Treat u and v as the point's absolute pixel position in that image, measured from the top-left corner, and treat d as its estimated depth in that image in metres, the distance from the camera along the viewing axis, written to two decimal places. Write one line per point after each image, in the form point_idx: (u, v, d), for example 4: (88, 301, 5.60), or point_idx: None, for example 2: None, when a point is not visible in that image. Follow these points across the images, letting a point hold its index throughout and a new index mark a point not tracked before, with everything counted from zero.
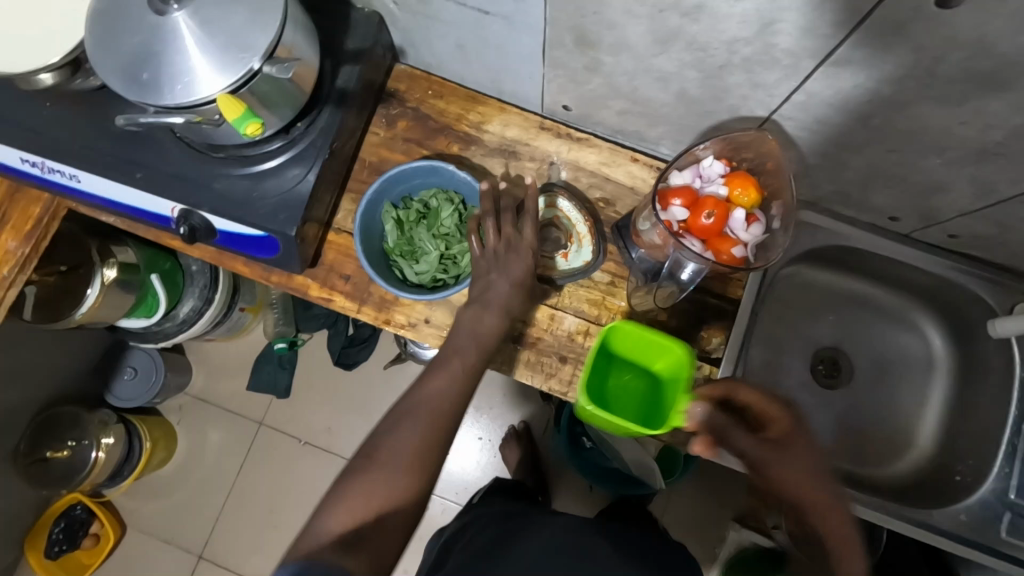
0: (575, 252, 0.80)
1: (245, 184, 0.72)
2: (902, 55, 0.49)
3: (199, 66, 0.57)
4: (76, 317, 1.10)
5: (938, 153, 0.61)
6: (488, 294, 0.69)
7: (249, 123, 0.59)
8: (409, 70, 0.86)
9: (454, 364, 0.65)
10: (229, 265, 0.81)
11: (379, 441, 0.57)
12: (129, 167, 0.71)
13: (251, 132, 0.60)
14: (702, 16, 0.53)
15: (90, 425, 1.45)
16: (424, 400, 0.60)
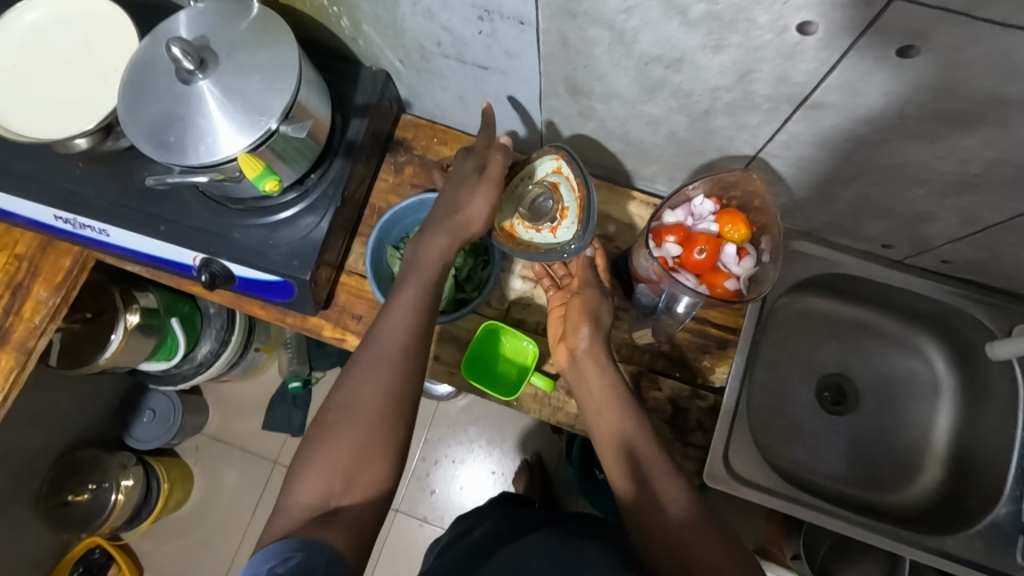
0: (564, 229, 0.76)
1: (261, 233, 0.76)
2: (873, 99, 0.52)
3: (223, 129, 0.61)
4: (99, 363, 1.14)
5: (922, 186, 0.62)
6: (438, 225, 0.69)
7: (267, 179, 0.66)
8: (414, 119, 0.91)
9: (410, 286, 0.66)
10: (247, 308, 0.84)
11: (331, 401, 0.60)
12: (154, 221, 0.76)
13: (269, 187, 0.67)
14: (684, 68, 0.56)
15: (110, 468, 1.48)
16: (371, 343, 0.63)
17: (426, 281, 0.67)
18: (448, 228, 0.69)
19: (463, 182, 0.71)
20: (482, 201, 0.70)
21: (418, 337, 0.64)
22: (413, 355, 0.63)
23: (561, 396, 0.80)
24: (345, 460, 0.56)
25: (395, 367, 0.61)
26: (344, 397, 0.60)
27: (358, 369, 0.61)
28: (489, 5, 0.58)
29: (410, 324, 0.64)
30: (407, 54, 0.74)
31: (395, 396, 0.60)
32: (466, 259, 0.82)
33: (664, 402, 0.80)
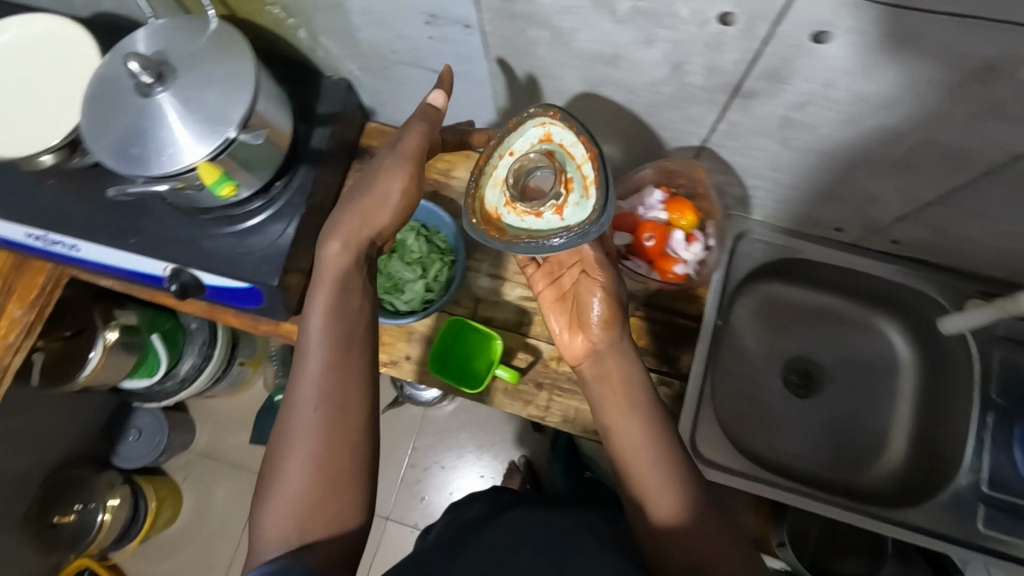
0: (574, 205, 0.58)
1: (230, 242, 0.78)
2: (799, 85, 0.54)
3: (183, 139, 0.63)
4: (80, 379, 1.16)
5: (860, 167, 0.65)
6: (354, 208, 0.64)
7: (224, 185, 0.67)
8: (380, 126, 0.93)
9: (329, 290, 0.63)
10: (220, 318, 0.86)
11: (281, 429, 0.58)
12: (123, 234, 0.77)
13: (226, 193, 0.68)
14: (623, 63, 0.59)
15: (97, 487, 1.49)
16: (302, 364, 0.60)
17: (330, 300, 0.62)
18: (350, 238, 0.64)
19: (381, 164, 0.65)
20: (395, 183, 0.65)
21: (344, 343, 0.61)
22: (339, 379, 0.59)
23: (531, 389, 0.83)
24: (301, 489, 0.55)
25: (321, 399, 0.58)
26: (292, 421, 0.58)
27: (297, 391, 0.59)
28: (434, 11, 0.61)
29: (326, 349, 0.60)
30: (365, 63, 0.77)
31: (330, 431, 0.57)
32: (433, 258, 0.84)
33: None
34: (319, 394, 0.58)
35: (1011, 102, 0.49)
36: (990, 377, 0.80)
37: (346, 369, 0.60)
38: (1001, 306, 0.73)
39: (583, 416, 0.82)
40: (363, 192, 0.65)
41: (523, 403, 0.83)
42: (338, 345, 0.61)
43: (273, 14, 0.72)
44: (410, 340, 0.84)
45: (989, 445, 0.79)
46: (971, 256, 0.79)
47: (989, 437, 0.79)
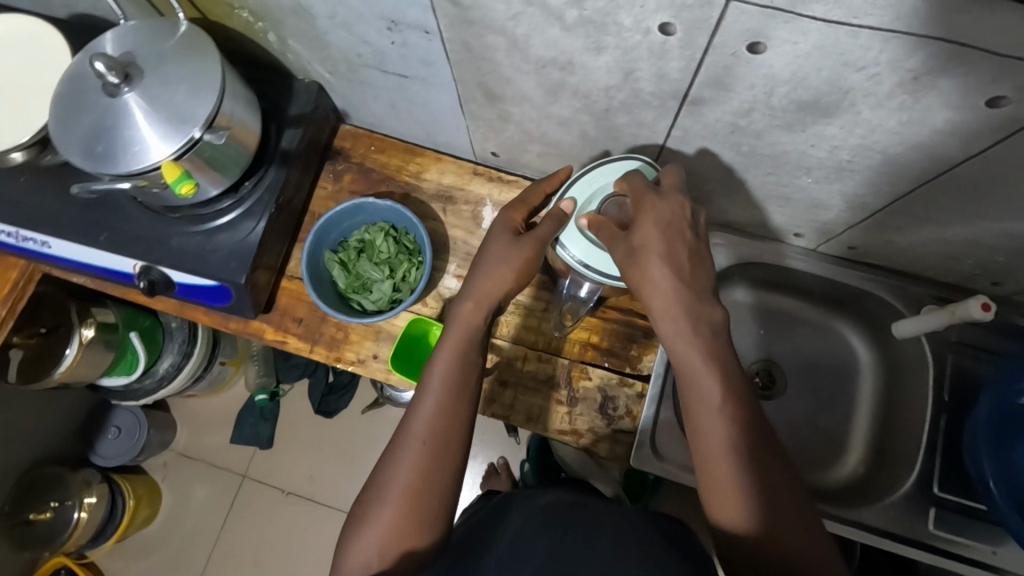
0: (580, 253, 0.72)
1: (199, 239, 0.79)
2: (742, 93, 0.56)
3: (147, 137, 0.65)
4: (55, 376, 1.16)
5: (810, 174, 0.67)
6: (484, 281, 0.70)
7: (183, 184, 0.68)
8: (353, 129, 0.95)
9: (451, 344, 0.68)
10: (191, 315, 0.86)
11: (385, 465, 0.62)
12: (93, 231, 0.78)
13: (185, 192, 0.69)
14: (575, 70, 0.61)
15: (73, 485, 1.47)
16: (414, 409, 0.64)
17: (455, 346, 0.68)
18: (481, 293, 0.70)
19: (502, 240, 0.72)
20: (520, 257, 0.70)
21: (459, 392, 0.65)
22: (446, 424, 0.63)
23: (496, 388, 0.84)
24: (390, 523, 0.58)
25: (432, 437, 0.62)
26: (394, 459, 0.61)
27: (402, 432, 0.63)
28: (394, 16, 0.62)
29: (445, 390, 0.65)
30: (334, 66, 0.78)
31: (426, 471, 0.60)
32: (401, 260, 0.86)
33: (594, 390, 0.84)
34: (426, 439, 0.62)
35: (939, 112, 0.51)
36: (943, 380, 0.82)
37: (456, 420, 0.64)
38: (953, 310, 0.76)
39: (547, 415, 0.83)
40: (493, 261, 0.71)
41: (495, 403, 0.84)
42: (453, 387, 0.65)
43: (243, 18, 0.74)
44: (377, 339, 0.86)
45: (941, 447, 0.81)
46: (924, 262, 0.81)
47: (940, 440, 0.81)
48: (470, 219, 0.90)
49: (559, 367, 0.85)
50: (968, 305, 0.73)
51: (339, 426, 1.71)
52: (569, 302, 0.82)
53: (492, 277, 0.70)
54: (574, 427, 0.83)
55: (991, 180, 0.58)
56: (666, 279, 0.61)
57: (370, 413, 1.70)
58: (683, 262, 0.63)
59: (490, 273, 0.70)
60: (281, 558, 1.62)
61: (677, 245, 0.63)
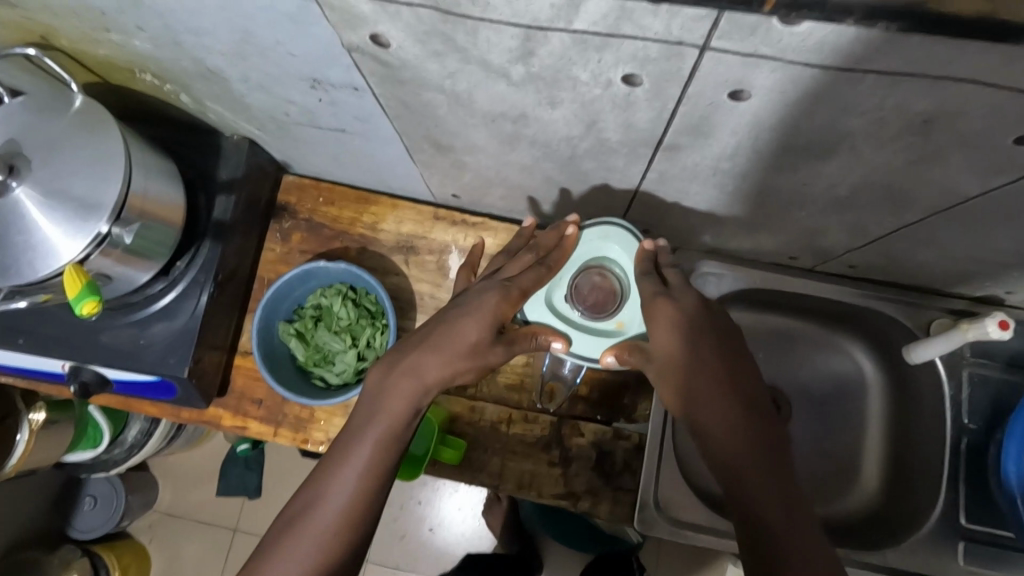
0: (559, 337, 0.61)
1: (130, 332, 0.71)
2: (724, 138, 0.48)
3: (47, 240, 0.56)
4: (9, 468, 1.07)
5: (804, 207, 0.59)
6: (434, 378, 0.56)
7: (86, 302, 0.57)
8: (297, 180, 0.86)
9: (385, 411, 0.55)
10: (137, 408, 0.78)
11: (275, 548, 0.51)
12: (10, 335, 0.70)
13: (89, 311, 0.58)
14: (530, 122, 0.53)
15: (52, 566, 1.40)
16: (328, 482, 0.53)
17: (384, 426, 0.55)
18: (425, 372, 0.56)
19: (483, 317, 0.57)
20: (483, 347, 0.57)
21: (382, 475, 0.54)
22: (361, 509, 0.52)
23: (481, 457, 0.77)
24: None
25: (335, 532, 0.51)
26: (286, 545, 0.51)
27: (305, 511, 0.52)
28: (315, 76, 0.54)
29: (362, 473, 0.53)
30: (261, 124, 0.69)
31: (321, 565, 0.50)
32: (364, 324, 0.78)
33: (587, 448, 0.77)
34: (333, 524, 0.51)
35: (954, 151, 0.44)
36: (961, 401, 0.76)
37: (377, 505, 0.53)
38: (966, 330, 0.69)
39: (538, 481, 0.76)
40: (456, 327, 0.57)
41: (477, 474, 0.77)
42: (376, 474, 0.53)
43: (148, 82, 0.65)
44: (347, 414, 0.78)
45: (964, 473, 0.75)
46: (932, 277, 0.74)
47: (963, 466, 0.75)
48: (434, 270, 0.82)
49: (546, 426, 0.78)
50: (983, 324, 0.67)
51: None
52: (550, 374, 0.77)
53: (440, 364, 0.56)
54: (567, 492, 0.76)
55: (1012, 208, 0.51)
56: (690, 370, 0.56)
57: None
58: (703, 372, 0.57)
59: (456, 340, 0.56)
60: None
61: (704, 341, 0.57)
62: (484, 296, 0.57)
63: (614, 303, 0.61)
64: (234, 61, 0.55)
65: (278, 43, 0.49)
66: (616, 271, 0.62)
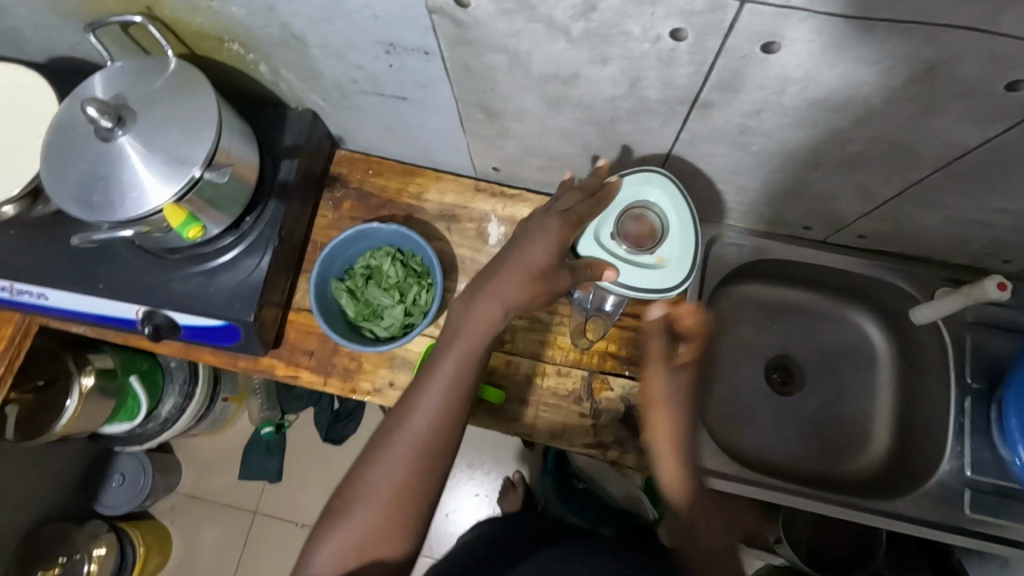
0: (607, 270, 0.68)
1: (200, 280, 0.77)
2: (752, 93, 0.55)
3: (147, 181, 0.63)
4: (57, 429, 1.13)
5: (820, 168, 0.66)
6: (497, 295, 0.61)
7: (191, 228, 0.69)
8: (348, 154, 0.93)
9: (470, 329, 0.61)
10: (197, 356, 0.84)
11: (378, 446, 0.58)
12: (92, 280, 0.76)
13: (194, 235, 0.69)
14: (580, 82, 0.60)
15: (80, 539, 1.43)
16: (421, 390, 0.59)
17: (456, 363, 0.60)
18: (506, 295, 0.61)
19: (546, 241, 0.63)
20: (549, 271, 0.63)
21: (466, 387, 0.60)
22: (450, 417, 0.59)
23: (516, 407, 0.83)
24: (376, 513, 0.55)
25: (427, 441, 0.58)
26: (387, 445, 0.58)
27: (401, 417, 0.58)
28: (392, 40, 0.61)
29: (449, 390, 0.59)
30: (328, 94, 0.77)
31: (418, 462, 0.57)
32: (411, 282, 0.84)
33: (616, 401, 0.83)
34: (429, 427, 0.58)
35: (953, 100, 0.51)
36: (963, 361, 0.81)
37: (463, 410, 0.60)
38: (968, 292, 0.76)
39: (570, 431, 0.82)
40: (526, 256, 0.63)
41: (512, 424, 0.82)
42: (461, 384, 0.60)
43: (233, 51, 0.73)
44: (392, 365, 0.84)
45: (969, 430, 0.80)
46: (934, 246, 0.81)
47: (968, 422, 0.80)
48: (475, 237, 0.89)
49: (578, 380, 0.84)
50: (983, 286, 0.73)
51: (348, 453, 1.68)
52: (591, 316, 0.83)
53: (511, 284, 0.61)
54: (598, 442, 0.81)
55: (1006, 161, 0.58)
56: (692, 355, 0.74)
57: None
58: (654, 385, 0.67)
59: (527, 260, 0.62)
60: None
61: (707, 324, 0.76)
62: (546, 225, 0.64)
63: (654, 237, 0.69)
64: (320, 26, 0.62)
65: (367, 6, 0.56)
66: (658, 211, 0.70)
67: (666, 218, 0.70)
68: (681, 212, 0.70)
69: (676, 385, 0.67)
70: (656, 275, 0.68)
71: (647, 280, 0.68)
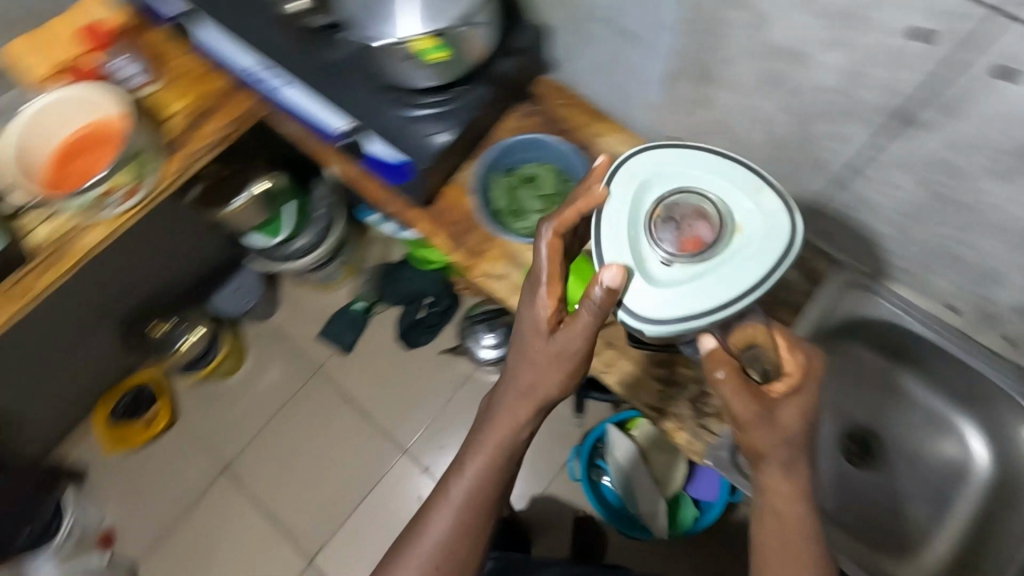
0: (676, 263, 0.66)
1: (401, 121, 0.90)
2: (967, 124, 0.59)
3: (408, 18, 0.78)
4: (229, 209, 1.37)
5: (995, 234, 0.69)
6: (515, 393, 0.74)
7: (434, 53, 0.81)
8: (550, 80, 1.02)
9: (494, 429, 0.74)
10: (365, 185, 0.99)
11: (419, 525, 0.73)
12: (325, 87, 0.92)
13: (434, 61, 0.82)
14: (804, 63, 0.64)
15: (189, 315, 1.70)
16: (454, 484, 0.73)
17: (474, 473, 0.73)
18: (522, 393, 0.74)
19: (533, 333, 0.74)
20: (555, 366, 0.73)
21: (484, 487, 0.72)
22: (470, 513, 0.72)
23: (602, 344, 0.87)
24: None
25: (449, 533, 0.71)
26: (425, 528, 0.72)
27: (435, 509, 0.73)
28: None
29: (472, 485, 0.72)
30: (569, 13, 0.87)
31: (441, 550, 0.71)
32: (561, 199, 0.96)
33: (693, 381, 0.86)
34: (455, 519, 0.72)
35: None
36: None
37: (488, 501, 0.73)
38: None
39: (640, 387, 0.86)
40: (528, 367, 0.74)
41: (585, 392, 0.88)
42: (479, 477, 0.72)
43: None
44: (511, 262, 0.93)
45: None
46: None
47: None
48: None
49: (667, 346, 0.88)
50: None
51: (411, 359, 1.80)
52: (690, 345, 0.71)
53: (523, 370, 0.74)
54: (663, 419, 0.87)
55: None
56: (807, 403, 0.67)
57: (444, 357, 1.80)
58: (761, 436, 0.65)
59: (532, 355, 0.74)
60: (325, 458, 1.74)
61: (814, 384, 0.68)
62: (530, 312, 0.74)
63: (710, 219, 0.66)
64: None
65: None
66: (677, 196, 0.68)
67: (700, 195, 0.67)
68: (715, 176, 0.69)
69: (777, 419, 0.65)
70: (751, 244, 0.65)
71: (754, 264, 0.64)
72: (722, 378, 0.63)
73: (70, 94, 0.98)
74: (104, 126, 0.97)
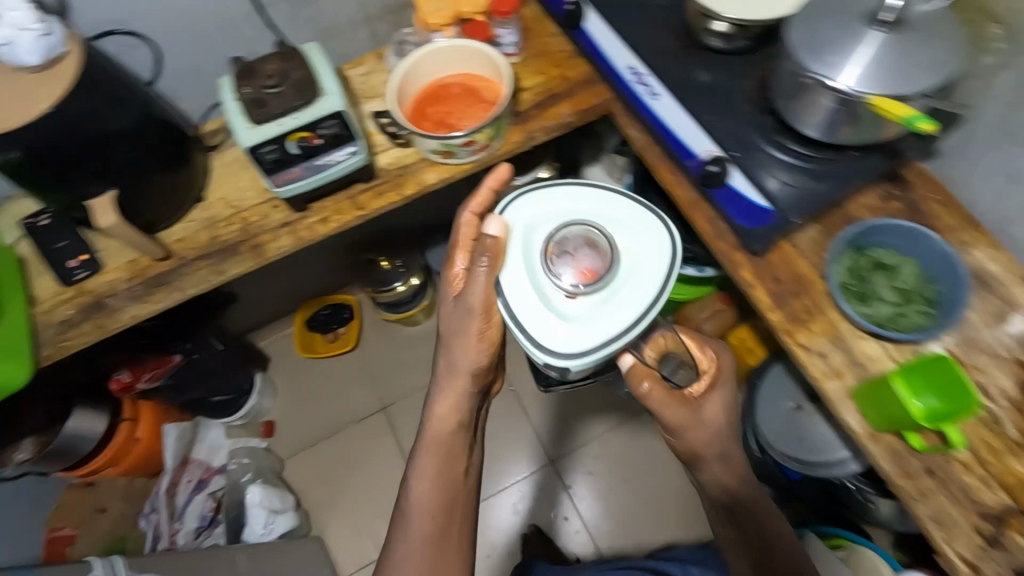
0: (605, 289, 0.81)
1: (775, 163, 0.90)
2: None
3: (879, 73, 0.73)
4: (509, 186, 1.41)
5: None
6: (452, 395, 0.97)
7: (921, 121, 0.71)
8: (924, 171, 0.93)
9: (439, 435, 0.97)
10: (694, 214, 0.96)
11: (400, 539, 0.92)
12: (708, 111, 0.94)
13: (921, 129, 0.72)
14: None
15: (411, 261, 1.76)
16: (420, 496, 0.93)
17: (434, 477, 0.94)
18: (447, 390, 0.97)
19: (467, 322, 0.92)
20: (447, 402, 0.98)
21: (445, 488, 0.94)
22: (439, 515, 0.93)
23: (919, 469, 0.80)
24: None
25: (428, 532, 0.91)
26: (406, 537, 0.91)
27: (412, 520, 0.92)
28: None
29: (432, 480, 0.94)
30: None
31: (426, 558, 0.89)
32: (917, 297, 0.89)
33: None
34: (424, 522, 0.92)
35: None
36: None
37: (448, 498, 0.94)
38: None
39: (955, 531, 0.76)
40: (443, 367, 0.98)
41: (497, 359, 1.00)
42: (442, 481, 0.94)
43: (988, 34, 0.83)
44: (835, 343, 0.86)
45: None
46: None
47: None
48: (994, 313, 0.84)
49: (998, 502, 0.77)
50: None
51: None
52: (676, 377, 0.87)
53: (443, 363, 0.98)
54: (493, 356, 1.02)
55: None
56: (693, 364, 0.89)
57: None
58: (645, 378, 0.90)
59: (436, 430, 0.97)
60: None
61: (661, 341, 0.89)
62: (440, 367, 0.98)
63: (596, 245, 0.83)
64: None
65: None
66: (569, 226, 0.85)
67: (586, 226, 0.85)
68: (575, 198, 0.88)
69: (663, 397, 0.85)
70: (640, 269, 0.82)
71: (643, 284, 0.81)
72: (648, 389, 0.84)
73: (456, 48, 1.04)
74: (477, 87, 1.05)
